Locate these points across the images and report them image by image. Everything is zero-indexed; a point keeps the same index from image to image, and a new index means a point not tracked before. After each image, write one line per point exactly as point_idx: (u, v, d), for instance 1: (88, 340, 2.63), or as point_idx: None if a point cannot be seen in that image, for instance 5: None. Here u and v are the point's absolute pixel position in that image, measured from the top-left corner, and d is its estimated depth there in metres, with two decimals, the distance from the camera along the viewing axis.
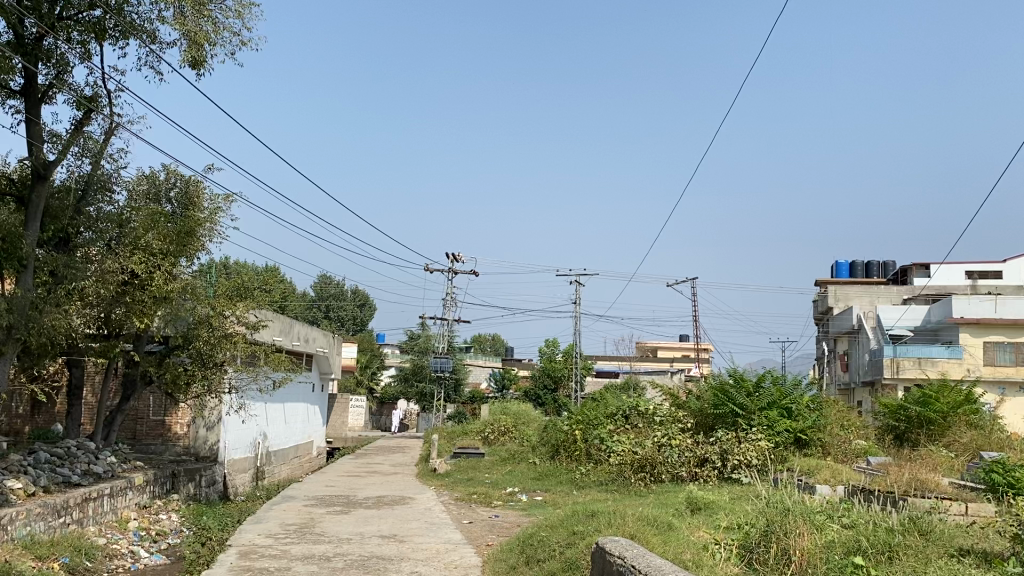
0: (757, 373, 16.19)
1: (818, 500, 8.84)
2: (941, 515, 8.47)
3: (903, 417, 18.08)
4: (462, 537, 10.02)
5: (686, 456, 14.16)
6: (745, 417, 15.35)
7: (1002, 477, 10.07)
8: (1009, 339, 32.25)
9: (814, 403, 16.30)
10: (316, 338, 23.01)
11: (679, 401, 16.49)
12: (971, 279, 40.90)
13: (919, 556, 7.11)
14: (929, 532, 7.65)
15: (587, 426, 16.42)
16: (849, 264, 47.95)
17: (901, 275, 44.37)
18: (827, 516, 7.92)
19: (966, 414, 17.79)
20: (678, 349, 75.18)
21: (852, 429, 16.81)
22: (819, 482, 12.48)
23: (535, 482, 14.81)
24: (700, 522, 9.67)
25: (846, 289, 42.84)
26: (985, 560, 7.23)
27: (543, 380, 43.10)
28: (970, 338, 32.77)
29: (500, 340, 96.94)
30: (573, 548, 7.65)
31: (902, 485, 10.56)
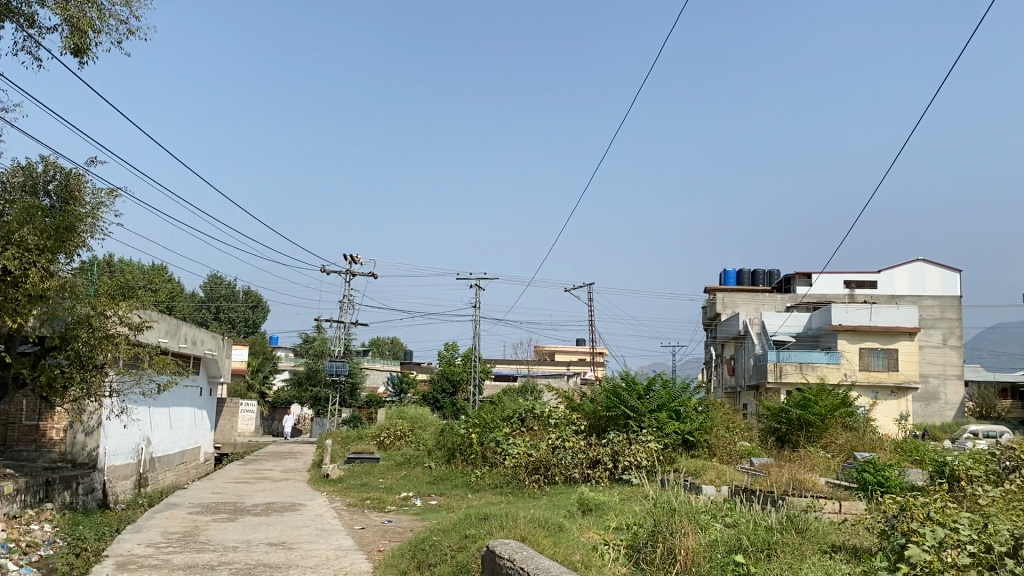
0: (648, 376, 16.58)
1: (704, 500, 9.11)
2: (816, 513, 8.86)
3: (784, 419, 18.91)
4: (353, 544, 9.87)
5: (579, 458, 14.35)
6: (636, 419, 15.75)
7: (873, 476, 10.78)
8: (883, 345, 34.47)
9: (700, 406, 16.85)
10: (204, 339, 22.26)
11: (574, 404, 16.71)
12: (849, 288, 43.04)
13: (795, 553, 7.43)
14: (805, 529, 8.01)
15: (483, 429, 16.41)
16: (737, 272, 49.72)
17: (784, 283, 46.27)
18: (711, 516, 8.17)
19: (842, 416, 18.72)
20: (575, 352, 76.22)
21: (737, 431, 17.44)
22: (705, 482, 12.89)
23: (430, 486, 14.74)
24: (590, 523, 9.84)
25: (734, 295, 44.39)
26: (855, 556, 7.61)
27: (442, 384, 42.98)
28: (847, 344, 34.50)
29: (397, 343, 96.21)
30: (464, 552, 7.67)
31: (782, 485, 10.99)
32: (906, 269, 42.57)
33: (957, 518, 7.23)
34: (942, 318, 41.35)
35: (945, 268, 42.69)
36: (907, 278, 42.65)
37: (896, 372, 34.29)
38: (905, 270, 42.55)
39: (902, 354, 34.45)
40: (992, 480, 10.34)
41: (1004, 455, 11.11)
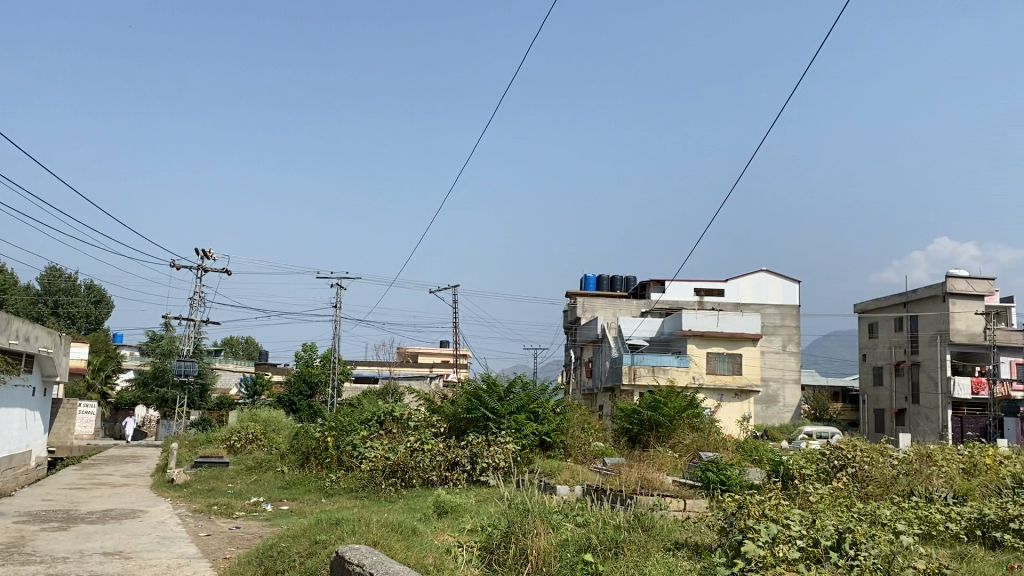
0: (508, 377, 16.74)
1: (557, 501, 9.28)
2: (662, 511, 9.21)
3: (636, 420, 19.50)
4: (196, 552, 9.44)
5: (437, 460, 14.32)
6: (495, 421, 15.87)
7: (716, 474, 11.30)
8: (728, 350, 36.19)
9: (558, 407, 17.14)
10: (38, 336, 20.77)
11: (435, 405, 16.63)
12: (699, 295, 44.96)
13: (641, 551, 7.68)
14: (650, 527, 8.29)
15: (339, 432, 16.09)
16: (597, 277, 51.02)
17: (640, 290, 47.84)
18: (563, 516, 8.32)
19: (690, 417, 19.55)
20: (437, 354, 76.07)
21: (592, 431, 17.88)
22: (560, 482, 13.14)
23: (281, 491, 14.29)
24: (445, 526, 9.80)
25: (593, 300, 45.56)
26: (696, 552, 7.95)
27: (299, 386, 41.90)
28: (696, 348, 36.05)
29: (253, 343, 93.04)
30: (313, 557, 7.51)
31: (632, 485, 11.32)
32: (751, 278, 44.89)
33: (790, 514, 7.68)
34: (781, 325, 43.96)
35: (786, 278, 45.32)
36: (752, 287, 45.00)
37: (739, 375, 36.03)
38: (751, 279, 44.86)
39: (746, 358, 36.22)
40: (822, 478, 11.12)
41: (832, 454, 11.93)
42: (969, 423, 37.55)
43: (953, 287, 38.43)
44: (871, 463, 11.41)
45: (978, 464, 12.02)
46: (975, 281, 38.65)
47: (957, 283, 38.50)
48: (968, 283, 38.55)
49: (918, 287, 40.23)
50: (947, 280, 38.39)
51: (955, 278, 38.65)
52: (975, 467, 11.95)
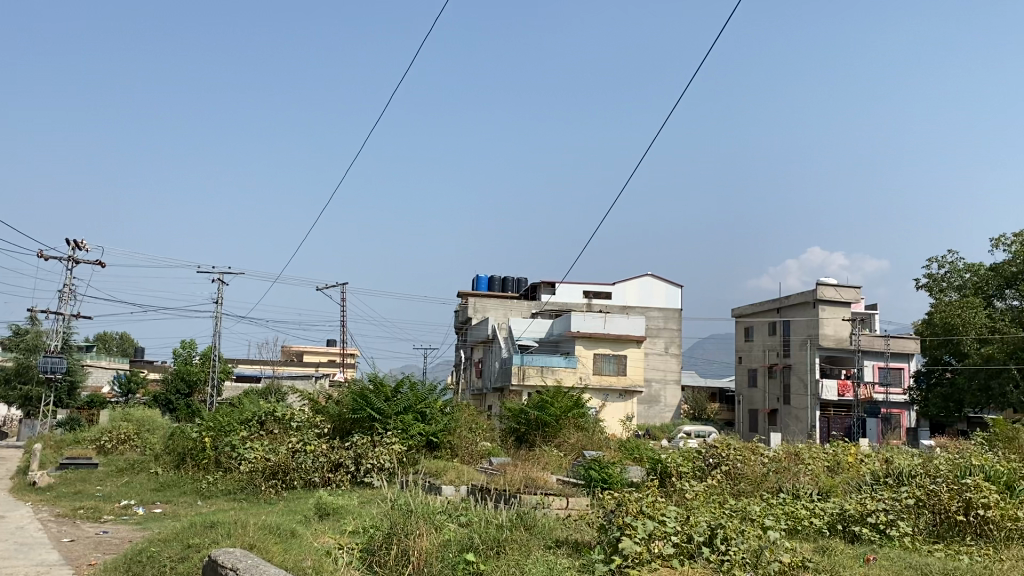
0: (396, 377, 16.63)
1: (440, 501, 9.25)
2: (545, 510, 9.33)
3: (523, 419, 19.68)
4: (59, 558, 8.97)
5: (320, 461, 14.07)
6: (381, 422, 15.71)
7: (598, 473, 11.57)
8: (614, 351, 36.99)
9: (445, 407, 17.13)
10: None
11: (318, 406, 16.30)
12: (587, 297, 45.77)
13: (522, 549, 7.74)
14: (532, 526, 8.39)
15: (218, 432, 15.57)
16: (488, 278, 51.23)
17: (530, 291, 48.27)
18: (446, 516, 8.33)
19: (575, 417, 19.87)
20: (323, 354, 74.67)
21: (479, 431, 17.95)
22: (445, 482, 13.11)
23: (154, 493, 13.72)
24: (326, 528, 9.63)
25: (484, 301, 45.78)
26: (575, 550, 8.08)
27: (176, 384, 40.33)
28: (583, 350, 36.72)
29: (128, 340, 88.92)
30: (185, 563, 7.27)
31: (516, 484, 11.44)
32: (637, 282, 46.02)
33: (665, 511, 7.92)
34: (664, 328, 45.31)
35: (670, 282, 46.67)
36: (638, 290, 46.13)
37: (624, 376, 36.85)
38: (636, 283, 45.97)
39: (630, 359, 37.08)
40: (698, 475, 11.55)
41: (708, 453, 12.38)
42: (836, 423, 39.63)
43: (823, 294, 40.54)
44: (743, 462, 11.89)
45: (841, 461, 12.72)
46: (842, 289, 40.82)
47: (826, 291, 40.64)
48: (836, 290, 40.75)
49: (791, 294, 42.20)
50: (817, 287, 40.45)
51: (824, 286, 40.70)
52: (838, 465, 12.63)
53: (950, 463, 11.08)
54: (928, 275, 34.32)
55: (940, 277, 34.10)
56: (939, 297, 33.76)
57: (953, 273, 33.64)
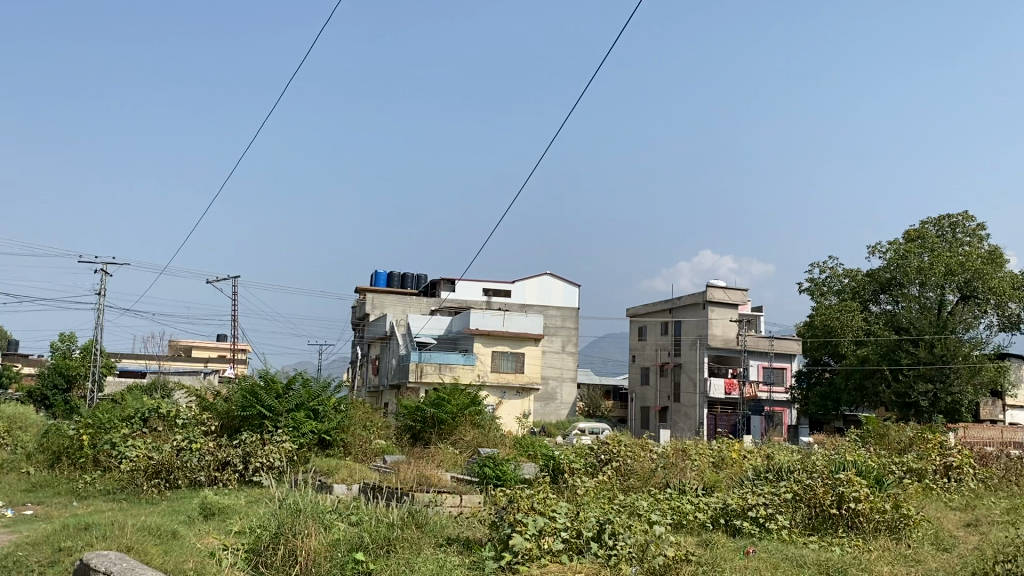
0: (288, 374, 16.24)
1: (331, 500, 9.10)
2: (437, 507, 9.33)
3: (419, 417, 19.49)
4: None
5: (206, 460, 13.60)
6: (271, 419, 15.33)
7: (492, 470, 11.63)
8: (512, 349, 37.18)
9: (339, 405, 16.88)
10: None
11: (206, 402, 15.78)
12: (486, 295, 45.84)
13: (412, 548, 7.72)
14: (423, 524, 8.36)
15: (97, 429, 14.87)
16: (386, 274, 50.71)
17: (429, 288, 47.99)
18: (336, 515, 8.20)
19: (472, 414, 19.88)
20: (213, 349, 72.39)
21: (373, 429, 17.78)
22: (336, 481, 12.90)
23: (25, 495, 12.97)
24: (211, 528, 9.33)
25: (382, 297, 45.24)
26: (466, 547, 8.09)
27: (53, 379, 38.34)
28: (481, 346, 36.83)
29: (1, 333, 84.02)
30: (56, 567, 6.92)
31: (410, 481, 11.41)
32: (535, 281, 46.43)
33: (555, 507, 8.02)
34: (563, 326, 45.91)
35: (567, 282, 47.28)
36: (536, 288, 46.55)
37: (521, 373, 37.08)
38: (535, 282, 46.34)
39: (528, 357, 37.34)
40: (590, 472, 11.77)
41: (600, 449, 12.62)
42: (722, 420, 40.76)
43: (712, 296, 41.86)
44: (633, 458, 12.20)
45: (726, 457, 13.18)
46: (731, 290, 42.31)
47: (715, 293, 42.01)
48: (725, 292, 42.17)
49: (682, 295, 43.46)
50: (706, 289, 41.73)
51: (713, 288, 42.06)
52: (723, 460, 13.09)
53: (825, 458, 11.64)
54: (810, 279, 35.89)
55: (821, 282, 35.76)
56: (820, 300, 35.40)
57: (833, 278, 35.31)
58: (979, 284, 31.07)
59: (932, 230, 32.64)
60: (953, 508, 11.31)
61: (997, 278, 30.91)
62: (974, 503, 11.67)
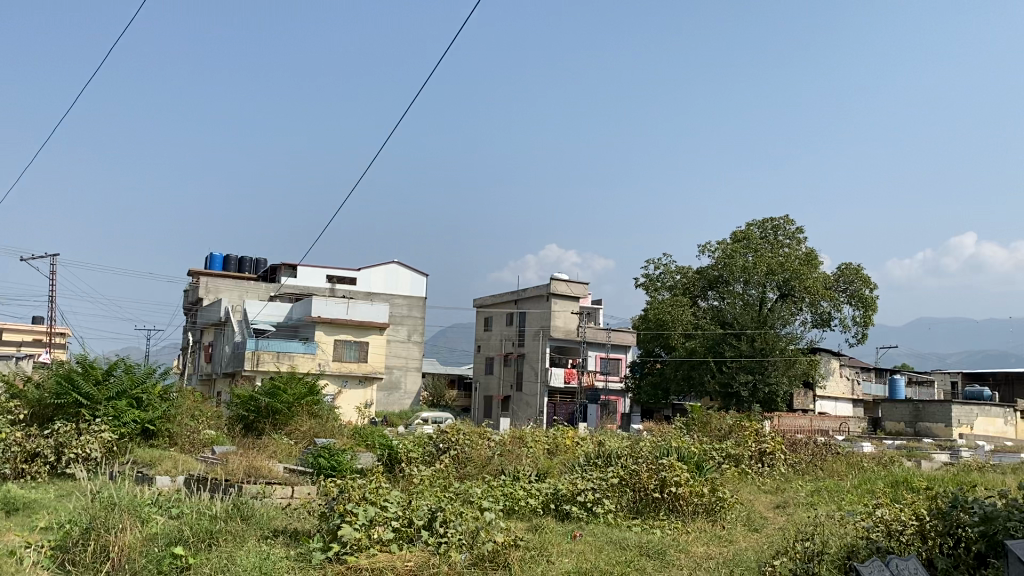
0: (109, 359, 15.26)
1: (149, 492, 8.62)
2: (265, 499, 9.07)
3: (253, 407, 18.79)
4: None
5: (12, 452, 12.53)
6: (89, 408, 14.40)
7: (327, 460, 11.43)
8: (355, 337, 36.60)
9: (166, 394, 16.09)
10: None
11: (15, 390, 14.56)
12: (331, 282, 44.87)
13: (236, 541, 7.46)
14: (249, 516, 8.11)
15: None
16: (224, 257, 48.67)
17: (270, 273, 46.42)
18: (156, 508, 7.80)
19: (308, 403, 19.41)
20: (26, 331, 67.07)
21: (202, 420, 17.08)
22: (159, 473, 12.25)
23: None
24: (12, 525, 8.65)
25: (218, 281, 43.38)
26: (294, 538, 7.89)
27: None
28: (323, 335, 36.02)
29: None
30: None
31: (238, 472, 11.05)
32: (381, 269, 46.01)
33: (387, 496, 7.94)
34: (407, 316, 45.82)
35: (413, 271, 47.10)
36: (382, 277, 46.11)
37: (365, 362, 36.67)
38: (381, 270, 45.87)
39: (372, 346, 36.96)
40: (426, 461, 11.79)
41: (438, 438, 12.57)
42: (561, 408, 41.50)
43: (555, 288, 42.90)
44: (472, 445, 12.26)
45: (560, 444, 13.55)
46: (573, 284, 43.48)
47: (559, 285, 43.02)
48: (567, 285, 43.29)
49: (527, 287, 44.29)
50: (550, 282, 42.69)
51: (557, 280, 43.10)
52: (557, 447, 13.45)
53: (651, 444, 12.20)
54: (646, 275, 37.33)
55: (656, 278, 37.29)
56: (654, 296, 36.90)
57: (667, 274, 36.91)
58: (797, 283, 33.37)
59: (756, 231, 34.61)
60: (764, 491, 12.12)
61: (813, 278, 33.34)
62: (783, 486, 12.56)
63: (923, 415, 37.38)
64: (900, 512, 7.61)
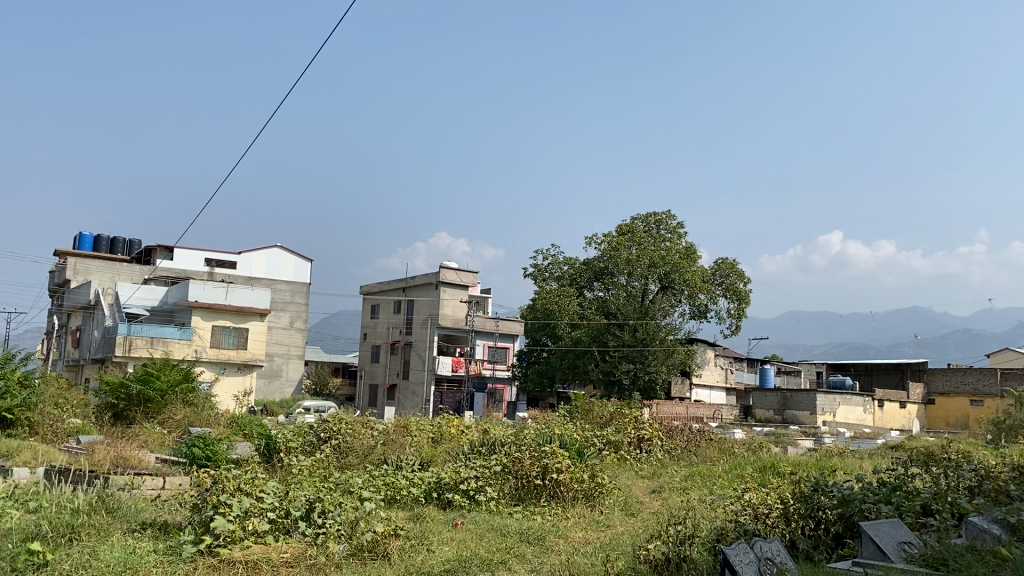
0: None
1: (6, 486, 8.10)
2: (132, 491, 8.67)
3: (123, 395, 17.82)
4: None
5: None
6: None
7: (202, 450, 11.04)
8: (234, 323, 35.46)
9: (26, 380, 15.26)
10: None
11: None
12: (210, 266, 43.33)
13: (100, 534, 7.09)
14: (115, 509, 7.76)
15: None
16: (94, 238, 46.26)
17: (144, 256, 44.39)
18: (10, 504, 7.33)
19: (183, 391, 18.72)
20: None
21: (66, 408, 16.25)
22: (17, 464, 11.55)
23: None
24: None
25: (87, 263, 41.17)
26: (163, 531, 7.56)
27: None
28: (200, 321, 34.78)
29: None
30: None
31: (105, 462, 10.54)
32: (263, 254, 44.87)
33: (264, 487, 7.71)
34: (291, 302, 44.48)
35: (297, 256, 46.08)
36: (263, 262, 44.97)
37: (243, 350, 35.57)
38: (262, 254, 44.85)
39: (252, 332, 35.90)
40: (306, 451, 11.56)
41: (320, 427, 12.39)
42: (448, 397, 41.80)
43: (444, 277, 42.84)
44: (353, 435, 12.07)
45: (444, 433, 13.54)
46: (462, 273, 43.46)
47: (447, 274, 42.96)
48: (457, 274, 43.28)
49: (416, 274, 43.99)
50: (439, 270, 42.57)
51: (446, 269, 42.99)
52: (442, 436, 13.43)
53: (535, 432, 12.36)
54: (534, 266, 37.79)
55: (544, 268, 37.84)
56: (542, 285, 37.43)
57: (555, 265, 37.49)
58: (677, 276, 34.44)
59: (640, 225, 35.65)
60: (641, 476, 12.50)
61: (692, 271, 34.48)
62: (658, 471, 13.00)
63: (791, 403, 39.33)
64: (766, 496, 7.95)
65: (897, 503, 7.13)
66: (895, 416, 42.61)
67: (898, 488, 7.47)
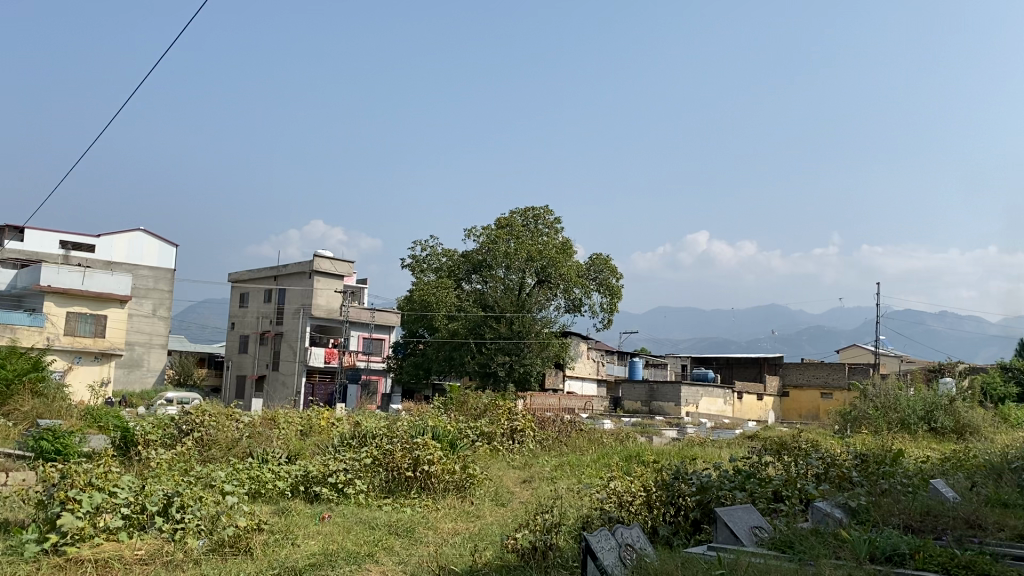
0: None
1: None
2: None
3: None
4: None
5: None
6: None
7: (51, 443, 10.41)
8: (91, 310, 33.48)
9: None
10: None
11: None
12: (65, 249, 40.83)
13: None
14: None
15: None
16: None
17: None
18: None
19: (32, 381, 17.65)
20: None
21: None
22: None
23: None
24: None
25: None
26: (3, 530, 7.09)
27: None
28: (53, 306, 32.80)
29: None
30: None
31: None
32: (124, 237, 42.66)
33: (117, 482, 7.34)
34: (153, 289, 42.48)
35: (161, 240, 44.07)
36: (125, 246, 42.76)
37: (101, 338, 33.50)
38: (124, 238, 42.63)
39: (111, 320, 33.91)
40: (166, 443, 11.13)
41: (182, 420, 11.97)
42: (320, 388, 41.04)
43: (318, 266, 41.88)
44: (217, 428, 11.67)
45: (314, 425, 13.23)
46: (337, 262, 42.71)
47: (322, 263, 41.99)
48: (331, 263, 42.42)
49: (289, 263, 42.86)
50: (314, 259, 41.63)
51: (321, 258, 42.05)
52: (311, 428, 13.13)
53: (408, 424, 12.22)
54: (412, 256, 37.49)
55: (422, 260, 37.58)
56: (420, 277, 37.16)
57: (433, 256, 37.31)
58: (553, 270, 34.96)
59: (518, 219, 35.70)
60: (513, 467, 12.67)
61: (567, 265, 35.09)
62: (530, 461, 13.18)
63: (658, 394, 40.63)
64: (630, 485, 8.19)
65: (751, 490, 7.47)
66: (753, 408, 44.79)
67: (752, 475, 7.84)
